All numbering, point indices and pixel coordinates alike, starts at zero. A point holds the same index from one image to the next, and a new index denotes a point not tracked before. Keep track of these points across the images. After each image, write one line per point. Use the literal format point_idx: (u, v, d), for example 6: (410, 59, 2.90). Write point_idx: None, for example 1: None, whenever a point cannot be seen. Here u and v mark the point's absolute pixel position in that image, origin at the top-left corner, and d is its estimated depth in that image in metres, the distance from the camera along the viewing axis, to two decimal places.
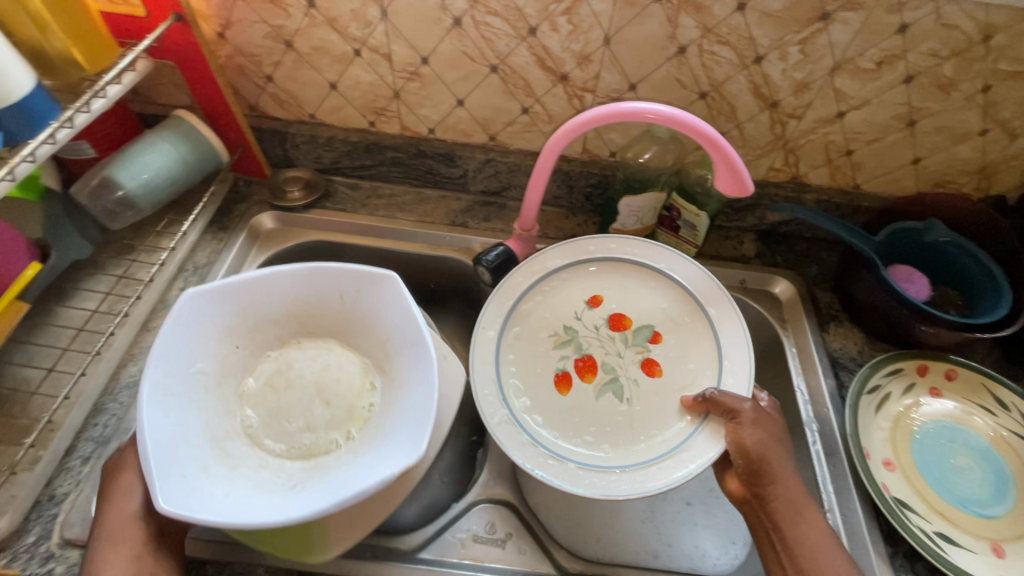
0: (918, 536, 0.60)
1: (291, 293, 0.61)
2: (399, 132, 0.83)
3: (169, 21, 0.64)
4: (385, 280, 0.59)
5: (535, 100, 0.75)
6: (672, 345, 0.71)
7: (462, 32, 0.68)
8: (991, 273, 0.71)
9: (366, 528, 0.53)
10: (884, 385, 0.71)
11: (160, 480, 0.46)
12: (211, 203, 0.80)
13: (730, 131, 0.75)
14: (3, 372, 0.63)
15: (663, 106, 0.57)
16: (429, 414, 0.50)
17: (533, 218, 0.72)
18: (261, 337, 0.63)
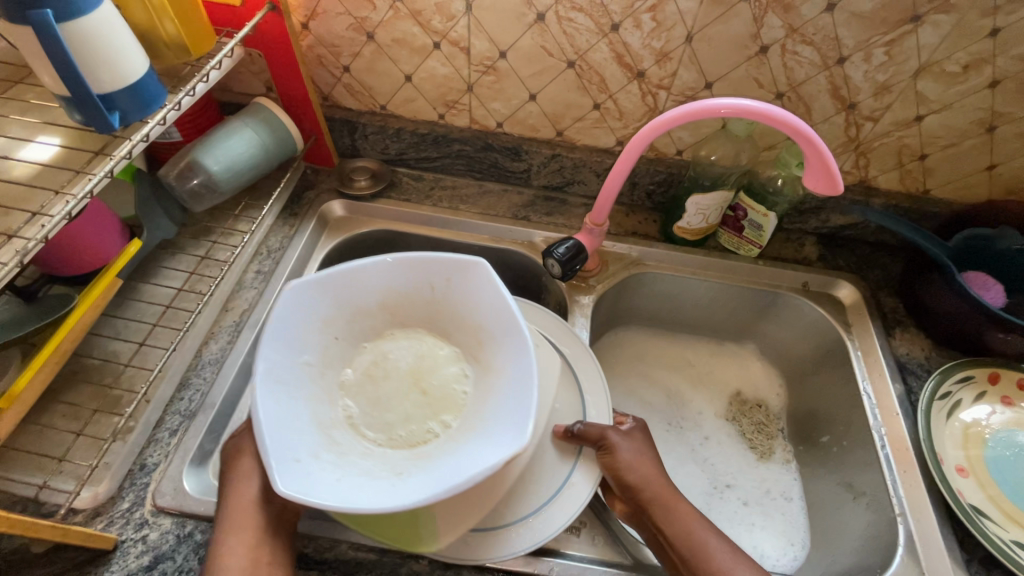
0: (995, 542, 0.60)
1: (384, 285, 0.63)
2: (468, 125, 0.84)
3: (265, 10, 0.66)
4: (473, 268, 0.61)
5: (609, 96, 0.76)
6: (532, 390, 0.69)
7: (544, 27, 0.69)
8: None
9: (472, 518, 0.58)
10: (955, 391, 0.71)
11: (278, 466, 0.49)
12: (285, 190, 0.83)
13: None
14: (95, 344, 0.65)
15: (754, 102, 0.57)
16: (529, 405, 0.53)
17: (605, 213, 0.73)
18: (358, 329, 0.64)
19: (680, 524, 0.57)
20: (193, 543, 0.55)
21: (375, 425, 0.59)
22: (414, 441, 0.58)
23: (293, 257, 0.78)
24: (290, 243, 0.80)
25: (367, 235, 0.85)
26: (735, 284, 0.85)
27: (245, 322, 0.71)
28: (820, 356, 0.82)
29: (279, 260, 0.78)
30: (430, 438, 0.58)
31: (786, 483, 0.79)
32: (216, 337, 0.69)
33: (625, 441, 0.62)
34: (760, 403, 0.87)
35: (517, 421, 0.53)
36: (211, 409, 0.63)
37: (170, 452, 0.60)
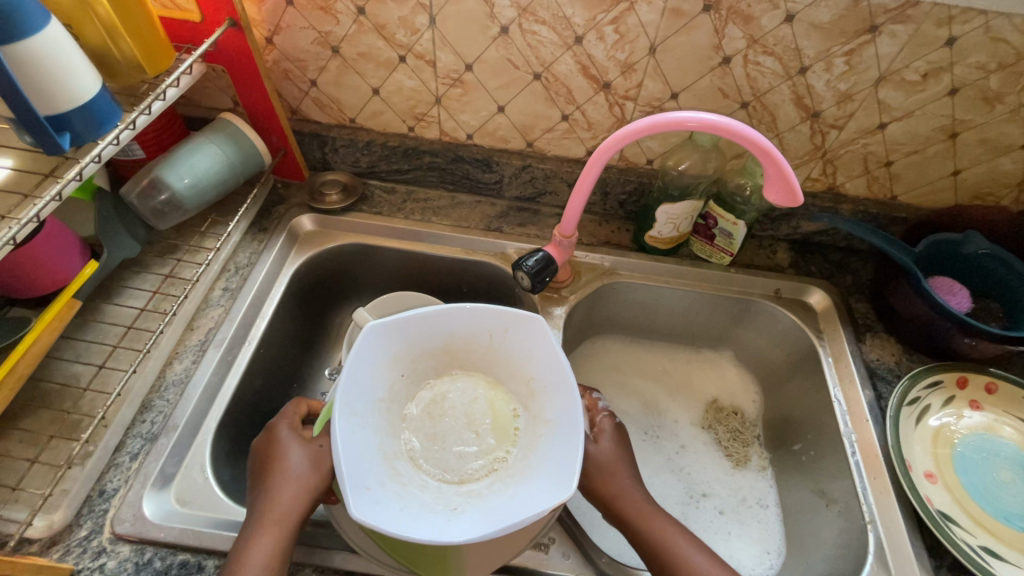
0: (963, 548, 0.60)
1: (451, 328, 0.64)
2: (438, 137, 0.84)
3: (225, 26, 0.66)
4: (533, 324, 0.61)
5: (576, 108, 0.76)
6: None
7: (509, 39, 0.69)
8: None
9: (503, 558, 0.54)
10: (924, 397, 0.71)
11: (352, 491, 0.51)
12: (254, 205, 0.82)
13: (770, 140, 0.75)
14: (55, 367, 0.64)
15: (710, 114, 0.57)
16: (576, 456, 0.54)
17: (573, 224, 0.72)
18: (421, 366, 0.66)
19: (650, 535, 0.57)
20: (151, 570, 0.54)
21: (432, 466, 0.60)
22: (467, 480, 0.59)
23: (262, 273, 0.77)
24: (258, 259, 0.78)
25: (338, 249, 0.84)
26: (707, 291, 0.84)
27: (210, 341, 0.70)
28: (794, 363, 0.82)
29: (247, 276, 0.77)
30: (479, 475, 0.59)
31: (762, 491, 0.79)
32: (181, 357, 0.68)
33: (599, 441, 0.63)
34: (736, 410, 0.87)
35: (564, 468, 0.54)
36: (174, 431, 0.62)
37: (131, 477, 0.59)
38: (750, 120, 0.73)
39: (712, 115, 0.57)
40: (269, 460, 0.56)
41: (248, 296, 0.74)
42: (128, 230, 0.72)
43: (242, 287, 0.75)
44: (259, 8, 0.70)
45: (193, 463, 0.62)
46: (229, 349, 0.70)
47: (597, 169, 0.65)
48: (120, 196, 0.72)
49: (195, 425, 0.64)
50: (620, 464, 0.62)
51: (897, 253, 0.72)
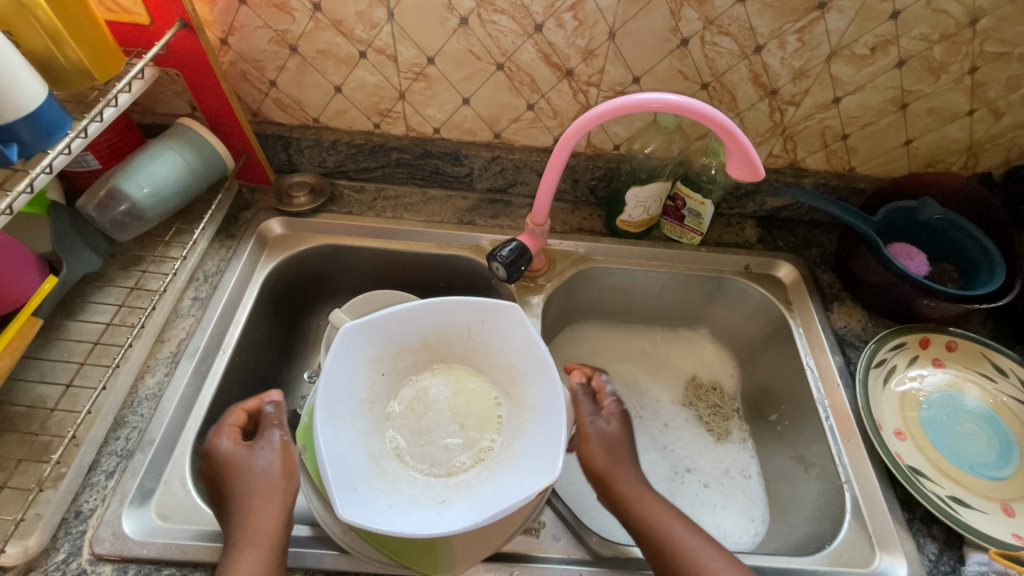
0: (933, 500, 0.63)
1: (429, 323, 0.64)
2: (405, 133, 0.83)
3: (175, 27, 0.64)
4: (508, 313, 0.62)
5: (540, 96, 0.76)
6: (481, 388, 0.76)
7: (469, 31, 0.69)
8: (981, 244, 0.74)
9: (491, 546, 0.55)
10: (891, 358, 0.74)
11: (337, 493, 0.51)
12: (219, 211, 0.80)
13: (731, 120, 0.77)
14: (20, 389, 0.62)
15: (671, 95, 0.58)
16: (560, 438, 0.54)
17: (545, 212, 0.73)
18: (401, 363, 0.65)
19: (645, 515, 0.56)
20: None
21: (421, 459, 0.60)
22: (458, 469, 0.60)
23: (232, 280, 0.75)
24: (228, 266, 0.77)
25: (310, 252, 0.83)
26: (680, 271, 0.86)
27: (182, 352, 0.68)
28: (767, 335, 0.85)
29: (217, 284, 0.75)
30: (468, 466, 0.60)
31: (743, 461, 0.81)
32: (153, 370, 0.66)
33: (607, 422, 0.62)
34: (715, 385, 0.89)
35: (549, 450, 0.55)
36: (150, 446, 0.60)
37: (108, 496, 0.57)
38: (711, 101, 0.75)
39: (676, 99, 0.58)
40: (222, 477, 0.54)
41: (221, 307, 0.73)
42: (87, 243, 0.69)
43: (212, 298, 0.73)
44: (211, 9, 0.69)
45: (173, 477, 0.60)
46: (203, 360, 0.68)
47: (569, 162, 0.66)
48: (77, 210, 0.69)
49: (173, 438, 0.62)
50: (622, 446, 0.61)
51: (857, 223, 0.75)
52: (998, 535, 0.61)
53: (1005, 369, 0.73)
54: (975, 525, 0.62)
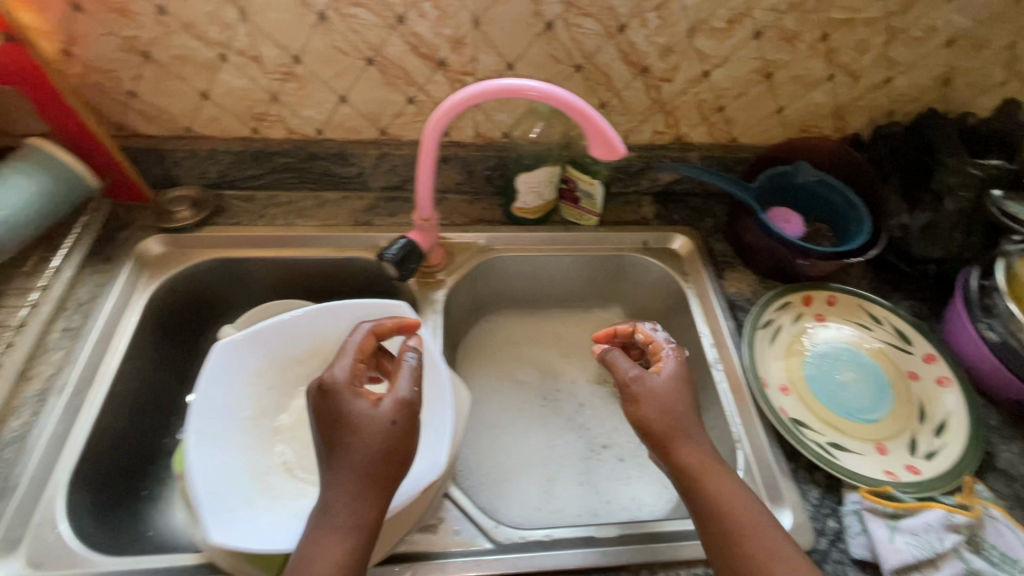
0: (811, 448, 0.66)
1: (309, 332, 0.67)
2: (287, 136, 0.80)
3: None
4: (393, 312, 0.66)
5: (418, 89, 0.75)
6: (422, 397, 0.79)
7: (329, 27, 0.67)
8: (850, 201, 0.80)
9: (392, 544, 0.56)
10: (776, 319, 0.77)
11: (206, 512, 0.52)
12: (86, 233, 0.76)
13: (610, 101, 0.78)
14: None
15: (537, 80, 0.58)
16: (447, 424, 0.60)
17: (430, 207, 0.72)
18: (288, 377, 0.67)
19: (706, 485, 0.53)
20: None
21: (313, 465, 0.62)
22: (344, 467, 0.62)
23: (108, 306, 0.71)
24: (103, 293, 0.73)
25: (195, 268, 0.79)
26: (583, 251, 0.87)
27: (50, 389, 0.64)
28: (673, 305, 0.86)
29: (89, 311, 0.71)
30: None
31: None
32: (16, 412, 0.62)
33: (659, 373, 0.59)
34: None
35: (441, 437, 0.60)
36: (14, 493, 0.56)
37: None
38: (585, 84, 0.75)
39: (530, 86, 0.58)
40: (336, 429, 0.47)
41: (99, 332, 0.69)
42: None
43: (89, 323, 0.69)
44: (42, 18, 0.64)
45: (43, 521, 0.56)
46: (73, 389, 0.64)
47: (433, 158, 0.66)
48: None
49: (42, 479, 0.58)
50: (682, 401, 0.58)
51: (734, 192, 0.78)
52: (868, 472, 0.65)
53: (879, 318, 0.78)
54: (852, 467, 0.66)
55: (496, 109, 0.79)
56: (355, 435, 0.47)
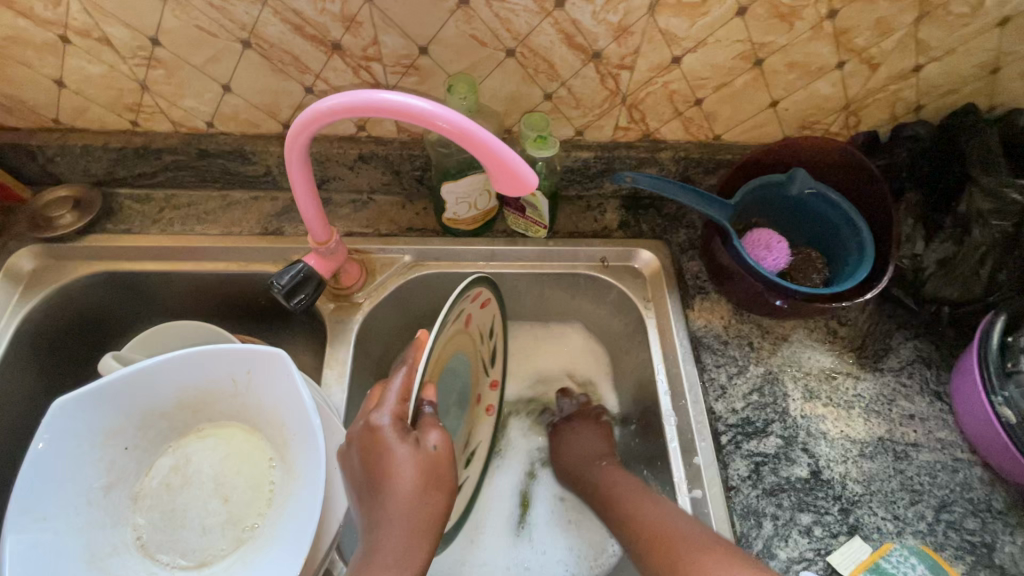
0: (734, 530, 0.58)
1: (432, 308, 0.77)
2: (630, 124, 0.68)
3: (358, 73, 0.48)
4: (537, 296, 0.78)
5: (791, 95, 0.64)
6: (484, 318, 0.67)
7: (744, 21, 0.56)
8: None
9: None
10: (835, 367, 0.67)
11: None
12: (365, 226, 0.75)
13: (985, 103, 0.65)
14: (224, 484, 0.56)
15: (429, 104, 0.43)
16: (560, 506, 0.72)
17: (825, 141, 0.66)
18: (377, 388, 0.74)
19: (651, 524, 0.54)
20: None
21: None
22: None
23: (349, 349, 0.68)
24: (427, 292, 0.75)
25: (446, 276, 0.74)
26: (865, 227, 0.64)
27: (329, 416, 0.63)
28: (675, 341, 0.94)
29: (326, 272, 0.64)
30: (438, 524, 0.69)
31: None
32: (231, 444, 0.58)
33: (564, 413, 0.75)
34: None
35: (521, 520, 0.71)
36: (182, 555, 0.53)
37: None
38: (974, 84, 0.63)
39: (496, 137, 0.44)
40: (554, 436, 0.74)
41: (194, 377, 0.56)
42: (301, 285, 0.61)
43: (194, 354, 0.54)
44: (358, 35, 0.56)
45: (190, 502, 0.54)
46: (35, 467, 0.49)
47: (769, 303, 0.66)
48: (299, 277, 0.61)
49: (324, 519, 0.54)
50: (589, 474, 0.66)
51: (838, 204, 0.66)
52: None
53: None
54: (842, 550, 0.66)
55: (885, 123, 0.68)
56: (440, 487, 0.48)
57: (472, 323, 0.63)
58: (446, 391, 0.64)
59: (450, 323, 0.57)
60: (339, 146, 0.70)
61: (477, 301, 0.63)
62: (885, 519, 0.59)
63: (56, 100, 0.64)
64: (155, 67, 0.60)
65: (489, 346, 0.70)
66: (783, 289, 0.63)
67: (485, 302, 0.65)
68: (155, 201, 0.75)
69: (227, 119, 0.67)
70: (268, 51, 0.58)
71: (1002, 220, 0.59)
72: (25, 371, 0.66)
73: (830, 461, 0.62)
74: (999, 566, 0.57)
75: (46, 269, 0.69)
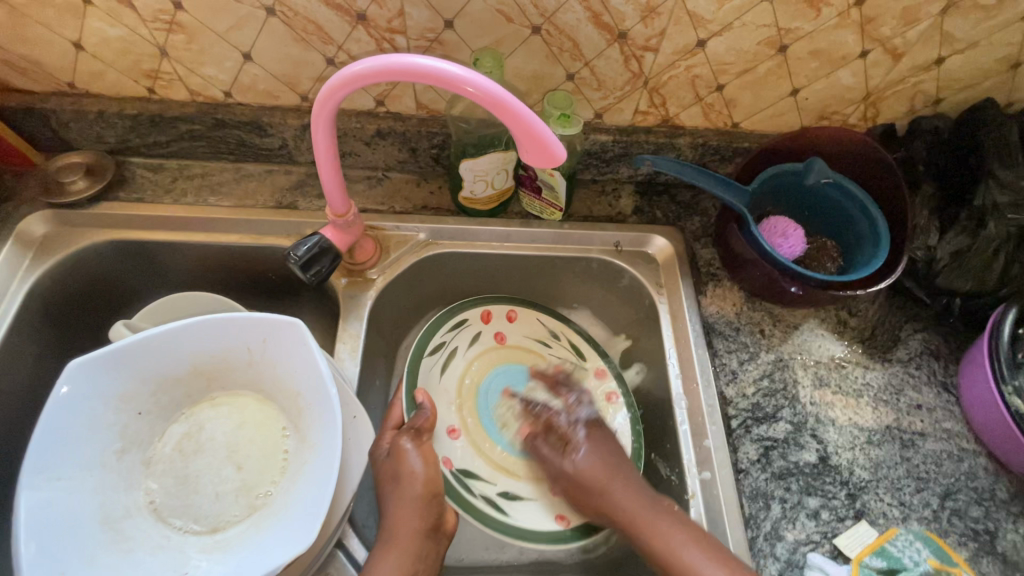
0: (741, 511, 0.58)
1: (444, 287, 0.77)
2: (650, 108, 0.68)
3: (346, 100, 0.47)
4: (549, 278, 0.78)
5: (812, 84, 0.64)
6: (521, 325, 0.76)
7: (772, 6, 0.56)
8: None
9: None
10: (844, 355, 0.68)
11: None
12: (380, 203, 0.75)
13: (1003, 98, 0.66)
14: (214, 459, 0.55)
15: (462, 70, 0.43)
16: None
17: (843, 130, 0.66)
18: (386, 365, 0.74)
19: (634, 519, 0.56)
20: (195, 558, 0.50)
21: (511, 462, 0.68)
22: (523, 467, 0.68)
23: (362, 324, 0.68)
24: (440, 271, 0.75)
25: (460, 255, 0.74)
26: (879, 217, 0.65)
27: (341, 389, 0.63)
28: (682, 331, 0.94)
29: (343, 245, 0.63)
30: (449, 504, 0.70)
31: None
32: (244, 413, 0.58)
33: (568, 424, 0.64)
34: None
35: None
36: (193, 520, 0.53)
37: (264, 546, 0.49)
38: (994, 79, 0.63)
39: (523, 102, 0.44)
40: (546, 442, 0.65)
41: (208, 344, 0.55)
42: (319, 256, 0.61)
43: (209, 320, 0.54)
44: (384, 6, 0.56)
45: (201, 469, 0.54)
46: (53, 423, 0.49)
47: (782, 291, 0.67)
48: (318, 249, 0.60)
49: (338, 489, 0.54)
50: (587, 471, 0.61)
51: (852, 193, 0.66)
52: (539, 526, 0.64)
53: None
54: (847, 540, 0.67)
55: (903, 116, 0.68)
56: (403, 480, 0.53)
57: (507, 337, 0.75)
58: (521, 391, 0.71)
59: (461, 343, 0.73)
60: (356, 120, 0.69)
61: (494, 318, 0.76)
62: (891, 505, 0.59)
63: (72, 63, 0.63)
64: (176, 32, 0.59)
65: (560, 343, 0.76)
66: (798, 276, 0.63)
67: (512, 314, 0.76)
68: (168, 170, 0.74)
69: (246, 89, 0.66)
70: (292, 19, 0.58)
71: (1017, 213, 0.60)
72: (36, 337, 0.66)
73: (839, 447, 0.62)
74: (1000, 553, 0.58)
75: (58, 235, 0.68)
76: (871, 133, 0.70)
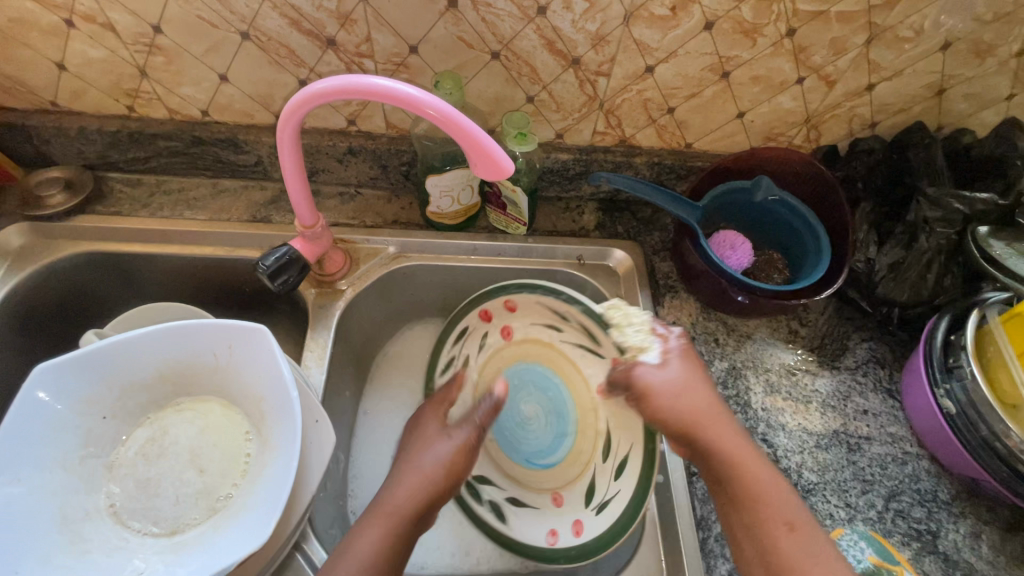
0: (688, 514, 0.60)
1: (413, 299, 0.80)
2: (607, 130, 0.72)
3: (323, 96, 0.48)
4: None
5: (756, 107, 0.69)
6: (523, 314, 0.72)
7: (712, 36, 0.61)
8: None
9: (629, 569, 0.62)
10: (796, 364, 0.71)
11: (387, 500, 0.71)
12: (351, 218, 0.78)
13: (934, 120, 0.70)
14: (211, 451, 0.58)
15: (412, 90, 0.47)
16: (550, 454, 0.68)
17: (782, 150, 0.71)
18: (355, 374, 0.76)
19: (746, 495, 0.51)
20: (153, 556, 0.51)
21: (524, 470, 0.69)
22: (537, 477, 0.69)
23: (329, 334, 0.69)
24: (408, 282, 0.77)
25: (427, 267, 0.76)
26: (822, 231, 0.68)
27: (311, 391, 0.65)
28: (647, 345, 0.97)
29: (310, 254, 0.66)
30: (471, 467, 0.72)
31: None
32: (208, 416, 0.60)
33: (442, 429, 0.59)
34: None
35: None
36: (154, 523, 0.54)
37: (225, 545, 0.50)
38: (922, 104, 0.68)
39: (471, 120, 0.48)
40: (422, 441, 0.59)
41: (173, 349, 0.57)
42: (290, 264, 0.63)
43: (171, 327, 0.55)
44: (352, 32, 0.60)
45: (197, 465, 0.57)
46: (17, 427, 0.50)
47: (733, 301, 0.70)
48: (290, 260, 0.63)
49: (296, 490, 0.55)
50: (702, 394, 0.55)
51: (795, 209, 0.70)
52: (534, 539, 0.65)
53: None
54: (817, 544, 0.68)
55: (843, 138, 0.73)
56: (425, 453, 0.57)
57: (512, 329, 0.73)
58: (530, 397, 0.71)
59: (471, 351, 0.73)
60: (328, 138, 0.72)
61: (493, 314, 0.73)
62: (839, 507, 0.62)
63: (55, 82, 0.66)
64: (155, 54, 0.63)
65: (572, 326, 0.70)
66: (746, 286, 0.66)
67: (512, 304, 0.72)
68: (146, 185, 0.77)
69: (222, 108, 0.69)
70: (265, 43, 0.61)
71: (946, 227, 0.64)
72: (8, 348, 0.67)
73: (788, 451, 0.65)
74: (942, 552, 0.60)
75: (34, 245, 0.70)
76: (815, 154, 0.74)
